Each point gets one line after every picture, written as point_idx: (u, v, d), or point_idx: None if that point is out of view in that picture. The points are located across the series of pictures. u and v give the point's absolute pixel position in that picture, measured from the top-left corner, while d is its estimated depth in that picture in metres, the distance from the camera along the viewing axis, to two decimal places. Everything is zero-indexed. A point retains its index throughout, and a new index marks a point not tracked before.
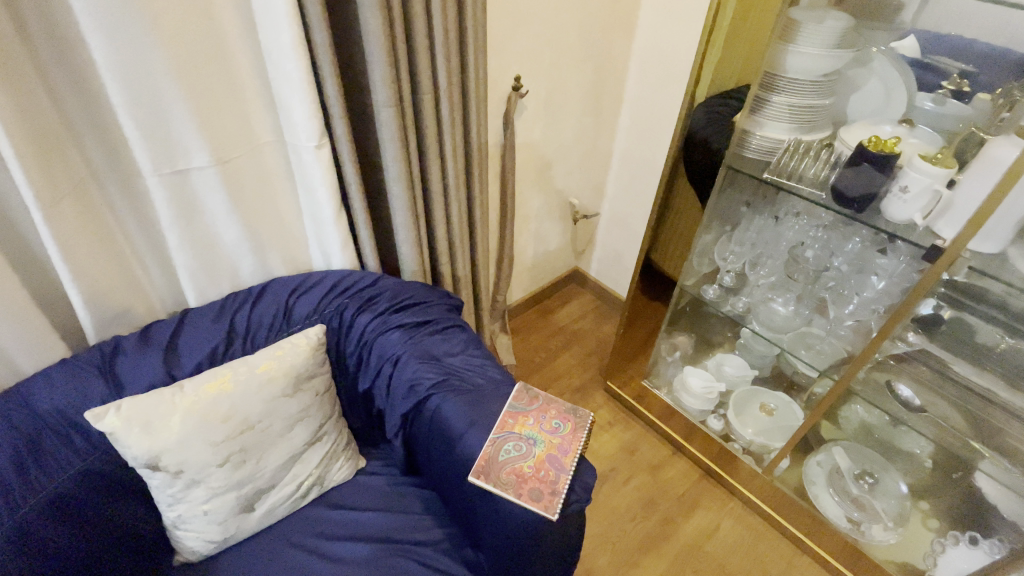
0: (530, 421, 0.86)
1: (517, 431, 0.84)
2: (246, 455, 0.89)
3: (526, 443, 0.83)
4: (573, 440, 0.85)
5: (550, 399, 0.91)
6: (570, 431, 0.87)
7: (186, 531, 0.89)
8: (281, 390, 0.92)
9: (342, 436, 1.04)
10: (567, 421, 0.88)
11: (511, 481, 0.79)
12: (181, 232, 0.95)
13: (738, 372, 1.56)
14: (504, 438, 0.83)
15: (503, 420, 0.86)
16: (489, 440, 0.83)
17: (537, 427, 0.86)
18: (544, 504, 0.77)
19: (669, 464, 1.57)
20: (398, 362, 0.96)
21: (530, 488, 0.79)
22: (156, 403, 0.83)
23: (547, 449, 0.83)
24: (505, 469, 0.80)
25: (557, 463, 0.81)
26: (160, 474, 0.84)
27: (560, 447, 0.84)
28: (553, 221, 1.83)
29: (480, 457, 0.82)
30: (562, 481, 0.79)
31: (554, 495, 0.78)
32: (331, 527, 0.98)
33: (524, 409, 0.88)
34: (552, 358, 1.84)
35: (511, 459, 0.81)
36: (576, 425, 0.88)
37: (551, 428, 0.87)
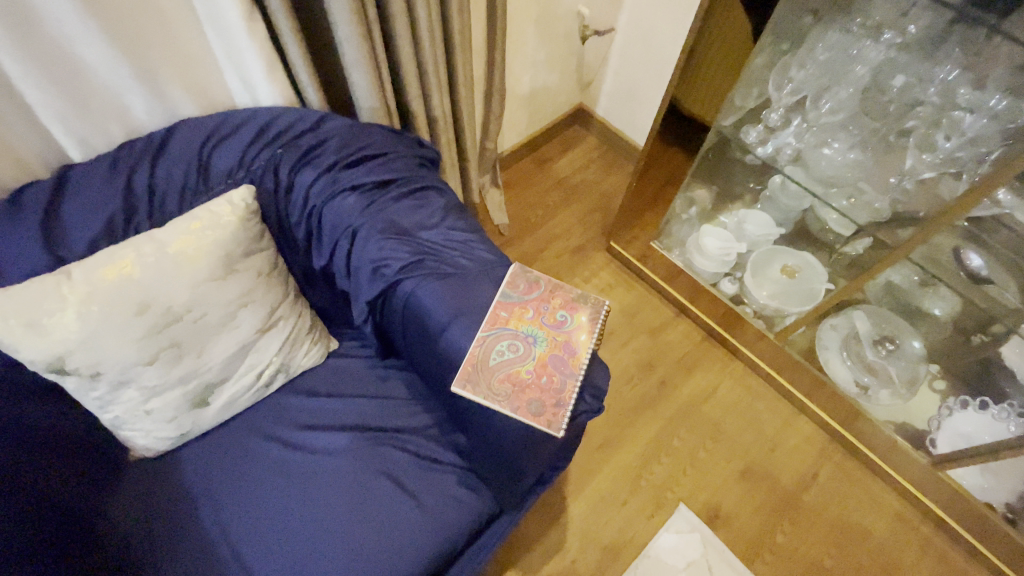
0: (529, 315, 0.69)
1: (512, 328, 0.68)
2: (181, 349, 0.73)
3: (523, 342, 0.67)
4: (584, 337, 0.69)
5: (555, 284, 0.73)
6: (580, 325, 0.70)
7: (131, 431, 0.77)
8: (208, 272, 0.72)
9: (304, 318, 0.87)
10: (578, 309, 0.71)
11: (504, 391, 0.65)
12: (13, 44, 0.64)
13: (760, 231, 1.37)
14: (496, 338, 0.67)
15: (494, 314, 0.68)
16: (474, 340, 0.67)
17: (538, 321, 0.69)
18: (546, 419, 0.64)
19: (670, 326, 1.46)
20: (356, 237, 0.75)
21: (529, 399, 0.65)
22: (38, 295, 0.64)
23: (550, 349, 0.68)
24: (496, 377, 0.66)
25: (563, 367, 0.67)
26: (72, 378, 0.68)
27: (566, 345, 0.68)
28: (555, 41, 1.44)
29: (465, 361, 0.67)
30: (568, 389, 0.65)
31: (558, 407, 0.64)
32: (303, 415, 0.86)
33: (522, 298, 0.70)
34: (551, 214, 1.62)
35: (504, 365, 0.66)
36: (590, 316, 0.71)
37: (556, 321, 0.70)
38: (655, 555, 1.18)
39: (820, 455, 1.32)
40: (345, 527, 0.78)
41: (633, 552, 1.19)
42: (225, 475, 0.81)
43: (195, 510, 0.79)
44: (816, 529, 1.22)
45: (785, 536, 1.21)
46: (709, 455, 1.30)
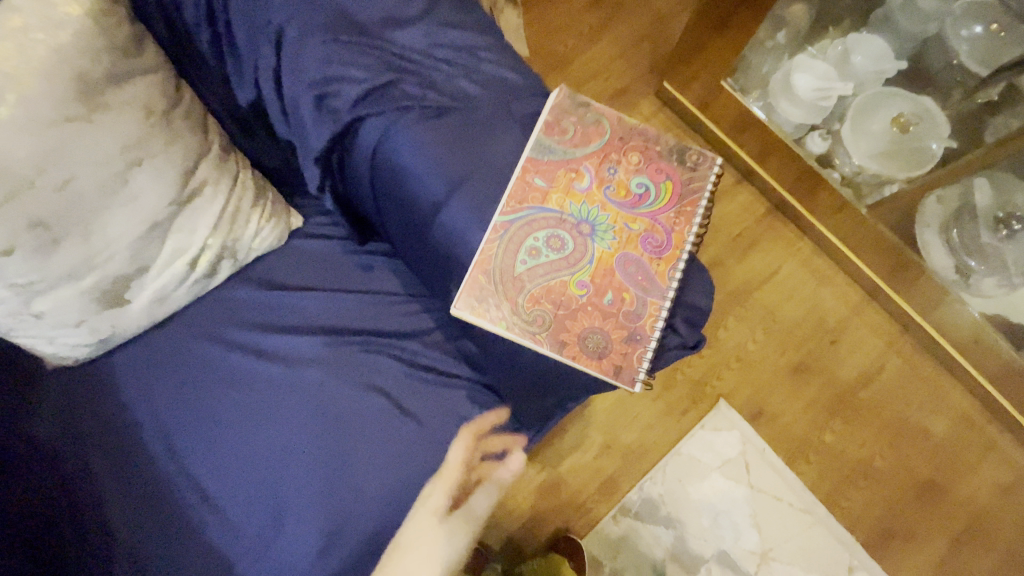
0: (586, 185, 0.52)
1: (557, 211, 0.51)
2: (53, 232, 0.50)
3: (572, 237, 0.51)
4: (675, 232, 0.52)
5: (631, 142, 0.54)
6: (656, 204, 0.52)
7: (26, 337, 0.57)
8: (55, 111, 0.46)
9: (245, 185, 0.60)
10: (663, 180, 0.53)
11: (550, 318, 0.49)
12: None
13: (871, 66, 1.01)
14: (529, 228, 0.50)
15: (526, 183, 0.51)
16: (492, 229, 0.50)
17: (603, 203, 0.52)
18: (611, 362, 0.49)
19: (729, 197, 1.16)
20: (285, 44, 0.52)
21: (586, 329, 0.50)
22: None
23: (619, 248, 0.51)
24: (538, 296, 0.49)
25: (642, 285, 0.51)
26: None
27: (646, 243, 0.51)
28: None
29: (477, 262, 0.49)
30: (648, 317, 0.50)
31: (619, 344, 0.50)
32: (263, 313, 0.66)
33: (573, 154, 0.53)
34: (585, 44, 1.23)
35: (540, 268, 0.50)
36: (680, 193, 0.53)
37: (629, 198, 0.53)
38: (687, 452, 1.06)
39: (889, 348, 1.12)
40: (325, 452, 0.62)
41: (663, 448, 1.06)
42: (166, 387, 0.63)
43: (134, 428, 0.62)
44: (868, 427, 1.08)
45: (834, 434, 1.07)
46: (759, 347, 1.11)
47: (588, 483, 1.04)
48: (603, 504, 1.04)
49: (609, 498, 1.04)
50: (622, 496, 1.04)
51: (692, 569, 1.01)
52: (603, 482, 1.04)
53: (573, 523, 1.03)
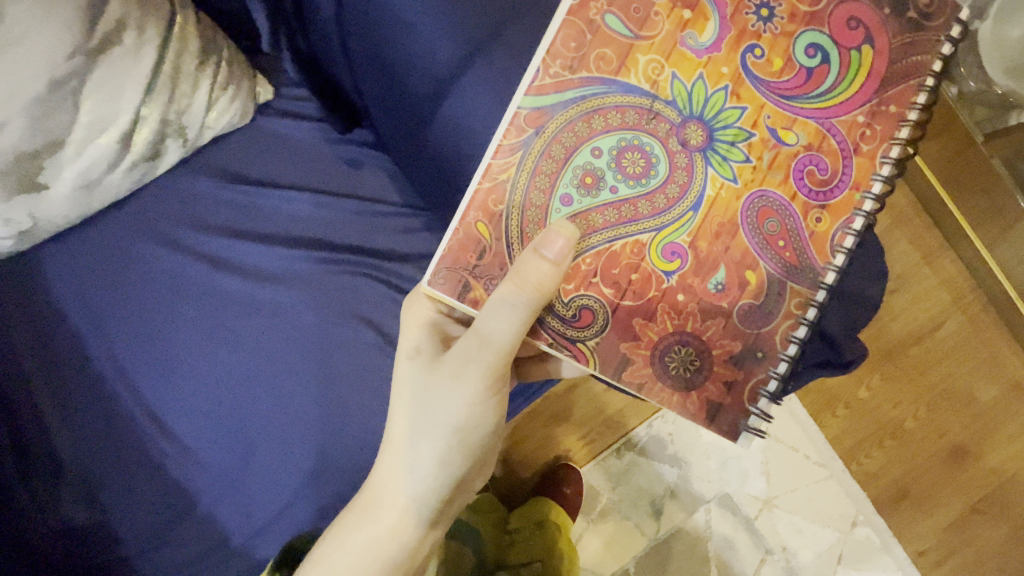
0: (712, 42, 0.33)
1: (646, 94, 0.33)
2: None
3: (660, 158, 0.33)
4: (860, 152, 0.33)
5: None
6: (833, 86, 0.33)
7: None
8: None
9: (187, 32, 0.44)
10: (858, 47, 0.33)
11: (613, 320, 0.34)
12: None
13: None
14: (579, 133, 0.33)
15: (590, 27, 0.33)
16: (512, 130, 0.33)
17: (737, 86, 0.33)
18: (706, 400, 0.34)
19: None
20: None
21: (671, 342, 0.34)
22: None
23: (756, 180, 0.33)
24: (595, 278, 0.34)
25: (785, 261, 0.34)
26: None
27: (801, 179, 0.33)
28: None
29: (476, 195, 0.34)
30: (784, 318, 0.34)
31: (719, 373, 0.34)
32: (224, 213, 0.52)
33: None
34: None
35: (592, 204, 0.34)
36: (885, 77, 0.33)
37: (791, 74, 0.33)
38: None
39: (953, 304, 0.94)
40: (306, 393, 0.51)
41: None
42: (110, 293, 0.52)
43: (74, 338, 0.52)
44: (908, 386, 0.95)
45: (871, 390, 0.96)
46: None
47: (594, 415, 0.97)
48: (606, 437, 0.98)
49: (614, 432, 0.98)
50: (627, 430, 0.98)
51: (689, 508, 0.97)
52: (610, 417, 0.97)
53: (573, 453, 0.98)
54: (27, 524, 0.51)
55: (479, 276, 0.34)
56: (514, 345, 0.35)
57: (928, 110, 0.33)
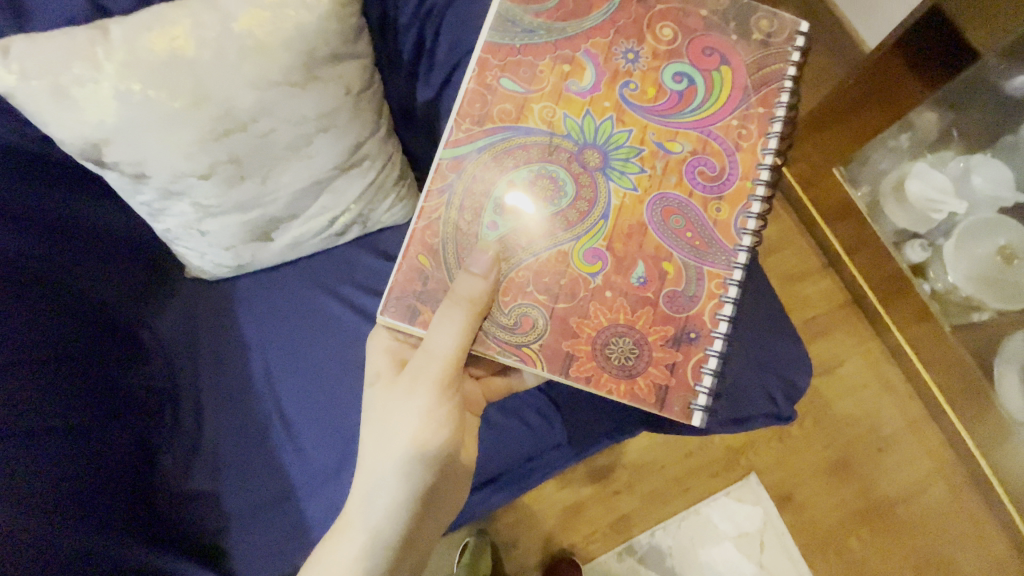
0: (590, 85, 0.50)
1: (543, 131, 0.49)
2: (243, 170, 0.58)
3: (562, 182, 0.49)
4: (741, 148, 0.49)
5: (655, 22, 0.50)
6: (698, 99, 0.49)
7: (184, 247, 0.66)
8: (284, 74, 0.52)
9: (393, 165, 0.68)
10: (715, 68, 0.50)
11: (550, 325, 0.48)
12: None
13: (992, 192, 0.96)
14: (495, 173, 0.49)
15: (491, 91, 0.50)
16: (441, 172, 0.49)
17: (618, 111, 0.49)
18: (655, 379, 0.48)
19: (811, 278, 1.18)
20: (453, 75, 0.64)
21: (610, 334, 0.48)
22: (67, 54, 0.47)
23: (653, 185, 0.49)
24: (528, 287, 0.48)
25: (697, 249, 0.48)
26: (115, 173, 0.54)
27: (692, 178, 0.49)
28: None
29: (416, 231, 0.49)
30: (707, 296, 0.48)
31: (660, 351, 0.48)
32: (373, 280, 0.73)
33: (560, 35, 0.50)
34: None
35: (515, 217, 0.48)
36: (744, 88, 0.50)
37: (666, 99, 0.49)
38: (706, 513, 1.06)
39: (937, 470, 1.07)
40: None
41: (683, 505, 1.07)
42: (279, 321, 0.71)
43: (242, 347, 0.71)
44: (896, 543, 1.05)
45: (864, 542, 1.05)
46: (804, 434, 1.10)
47: (603, 517, 1.06)
48: (612, 539, 1.06)
49: (617, 536, 1.06)
50: (631, 536, 1.06)
51: None
52: (618, 519, 1.06)
53: (578, 548, 1.05)
54: (167, 484, 0.67)
55: (426, 300, 0.49)
56: (461, 350, 0.48)
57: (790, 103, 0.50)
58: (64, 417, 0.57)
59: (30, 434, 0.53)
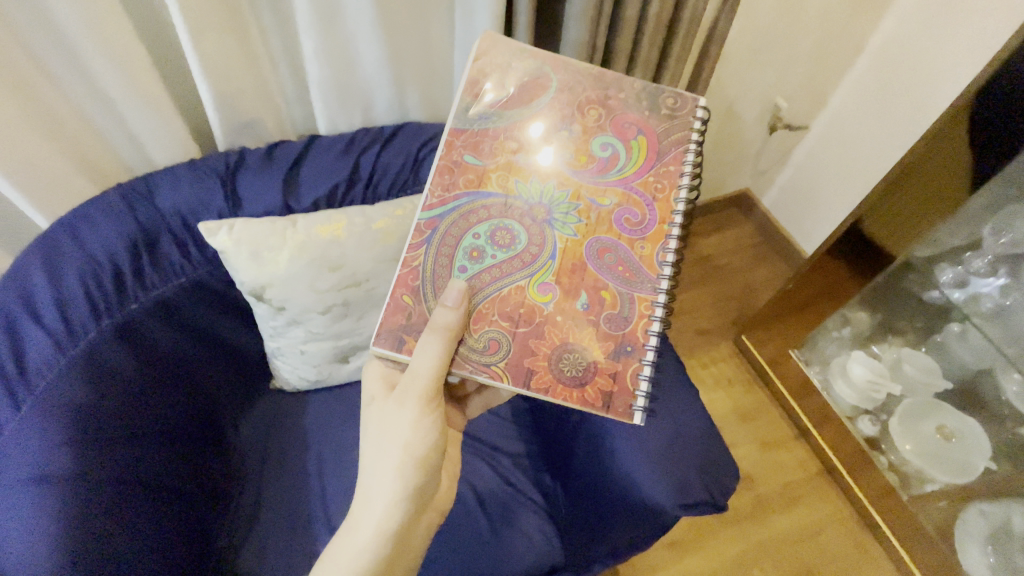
0: (535, 155, 0.57)
1: (500, 194, 0.56)
2: (348, 310, 0.82)
3: (516, 232, 0.56)
4: (658, 200, 0.57)
5: (583, 102, 0.59)
6: (622, 162, 0.57)
7: (283, 363, 0.88)
8: (393, 254, 0.80)
9: None
10: (635, 137, 0.58)
11: (512, 347, 0.54)
12: (317, 41, 0.75)
13: (921, 377, 1.18)
14: (461, 227, 0.56)
15: (454, 163, 0.56)
16: (418, 230, 0.55)
17: (559, 176, 0.57)
18: (601, 389, 0.54)
19: (784, 446, 1.30)
20: None
21: (563, 350, 0.54)
22: (267, 232, 0.75)
23: (589, 232, 0.56)
24: (494, 317, 0.54)
25: (626, 279, 0.56)
26: (264, 305, 0.79)
27: (620, 226, 0.56)
28: (743, 127, 1.40)
29: (401, 275, 0.55)
30: (638, 317, 0.55)
31: (605, 369, 0.54)
32: None
33: (509, 119, 0.58)
34: (683, 290, 1.55)
35: (481, 262, 0.55)
36: (658, 149, 0.58)
37: (597, 165, 0.57)
38: None
39: None
40: None
41: None
42: (340, 429, 0.90)
43: (304, 449, 0.88)
44: None
45: None
46: None
47: None
48: None
49: None
50: None
51: None
52: None
53: None
54: (231, 563, 0.79)
55: (409, 331, 0.54)
56: (441, 371, 0.53)
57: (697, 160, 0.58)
58: (177, 483, 0.73)
59: (161, 500, 0.69)
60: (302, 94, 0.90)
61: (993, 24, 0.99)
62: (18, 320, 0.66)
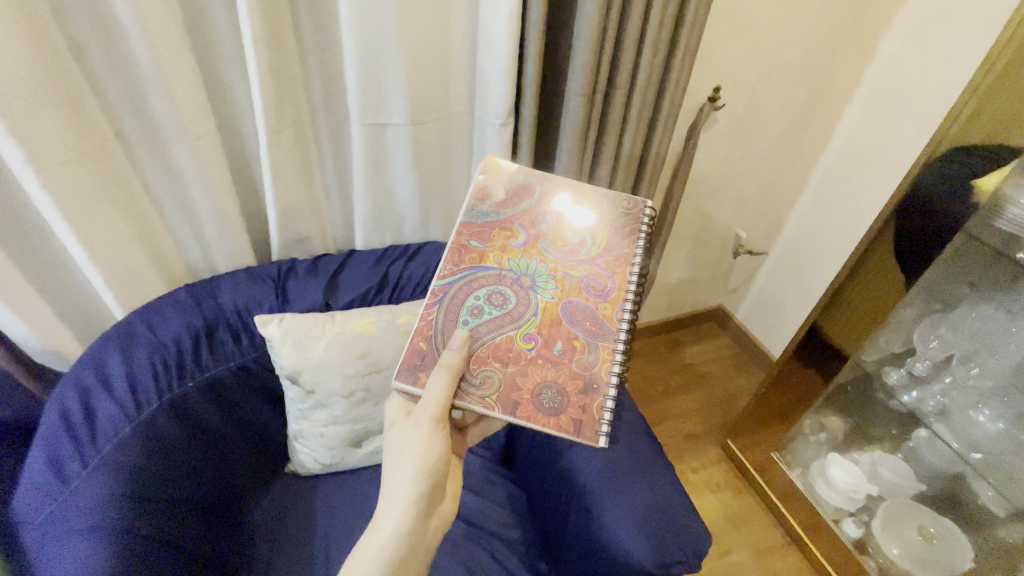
0: (523, 240, 0.70)
1: (495, 268, 0.68)
2: (368, 395, 0.95)
3: (506, 295, 0.66)
4: (618, 270, 0.68)
5: (561, 201, 0.72)
6: (592, 245, 0.70)
7: (302, 446, 0.97)
8: None
9: None
10: (601, 226, 0.71)
11: (502, 383, 0.62)
12: (366, 181, 0.97)
13: (898, 479, 1.22)
14: (466, 290, 0.66)
15: (461, 247, 0.69)
16: (432, 293, 0.66)
17: (541, 256, 0.69)
18: (572, 417, 0.61)
19: (778, 553, 1.31)
20: None
21: (541, 387, 0.62)
22: (310, 324, 0.91)
23: (565, 297, 0.67)
24: (488, 359, 0.63)
25: (593, 331, 0.65)
26: (297, 387, 0.92)
27: (588, 292, 0.67)
28: (712, 252, 1.63)
29: (417, 328, 0.64)
30: (602, 359, 0.64)
31: (576, 402, 0.62)
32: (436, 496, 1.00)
33: (503, 215, 0.71)
34: (670, 397, 1.65)
35: (479, 318, 0.65)
36: (619, 234, 0.70)
37: (573, 247, 0.70)
38: None
39: None
40: None
41: None
42: (348, 512, 0.96)
43: (310, 532, 0.93)
44: None
45: None
46: None
47: None
48: None
49: None
50: None
51: None
52: None
53: None
54: None
55: (422, 372, 0.62)
56: (446, 403, 0.60)
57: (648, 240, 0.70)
58: (201, 551, 0.79)
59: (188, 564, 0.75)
60: (346, 218, 1.11)
61: (891, 176, 1.25)
62: (93, 392, 0.77)
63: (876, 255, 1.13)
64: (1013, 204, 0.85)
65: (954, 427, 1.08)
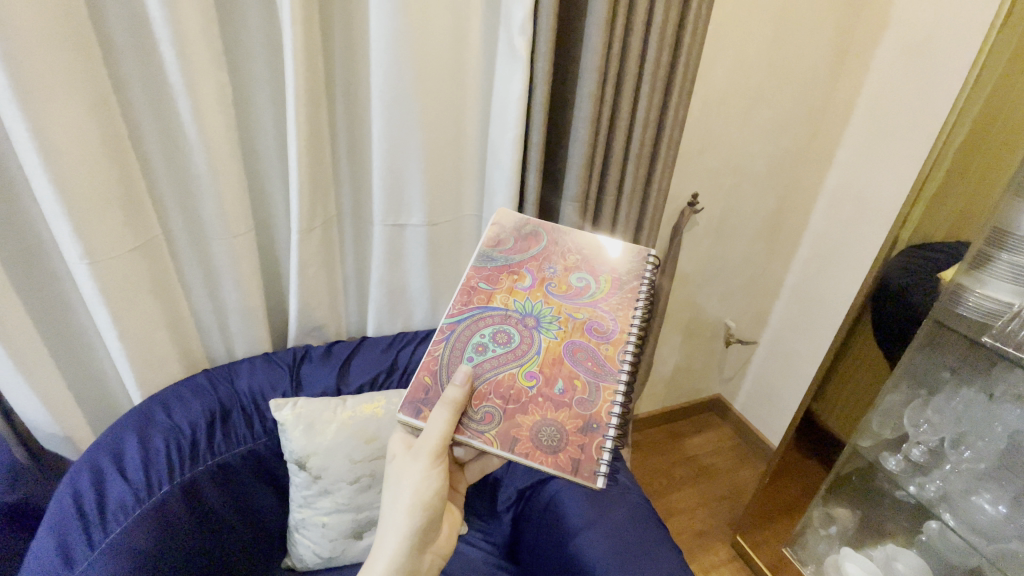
0: (529, 283, 0.75)
1: (502, 308, 0.73)
2: (373, 480, 0.95)
3: (512, 334, 0.71)
4: (618, 315, 0.73)
5: (565, 252, 0.79)
6: (594, 290, 0.75)
7: (302, 537, 0.95)
8: None
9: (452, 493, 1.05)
10: (605, 272, 0.77)
11: (503, 419, 0.64)
12: (382, 271, 1.06)
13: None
14: (472, 328, 0.71)
15: (472, 288, 0.75)
16: (440, 331, 0.71)
17: (546, 298, 0.74)
18: (571, 457, 0.63)
19: None
20: (510, 469, 1.10)
21: (540, 425, 0.65)
22: (322, 407, 0.94)
23: (568, 336, 0.71)
24: (490, 395, 0.66)
25: (594, 371, 0.69)
26: (303, 473, 0.92)
27: (590, 333, 0.71)
28: (705, 341, 1.70)
29: (424, 361, 0.68)
30: (603, 400, 0.67)
31: (575, 442, 0.64)
32: None
33: (512, 260, 0.78)
34: (673, 489, 1.62)
35: (483, 355, 0.69)
36: (622, 283, 0.76)
37: (576, 291, 0.75)
38: None
39: None
40: None
41: None
42: None
43: None
44: None
45: None
46: None
47: None
48: None
49: None
50: None
51: None
52: None
53: None
54: None
55: (425, 404, 0.66)
56: (445, 437, 0.63)
57: (651, 286, 0.76)
58: None
59: None
60: (360, 307, 1.19)
61: (860, 271, 1.37)
62: (107, 475, 0.78)
63: (862, 345, 1.20)
64: (970, 292, 0.94)
65: (960, 515, 1.05)
